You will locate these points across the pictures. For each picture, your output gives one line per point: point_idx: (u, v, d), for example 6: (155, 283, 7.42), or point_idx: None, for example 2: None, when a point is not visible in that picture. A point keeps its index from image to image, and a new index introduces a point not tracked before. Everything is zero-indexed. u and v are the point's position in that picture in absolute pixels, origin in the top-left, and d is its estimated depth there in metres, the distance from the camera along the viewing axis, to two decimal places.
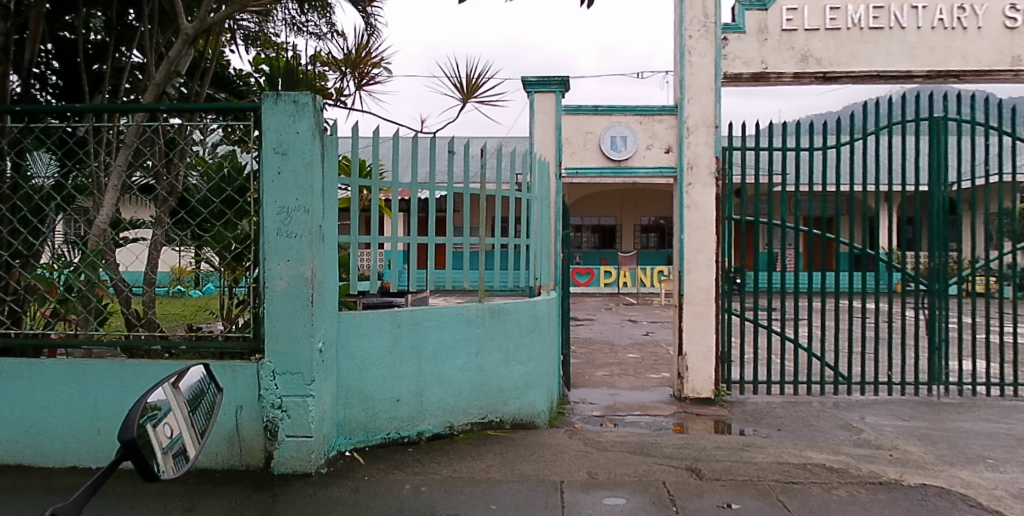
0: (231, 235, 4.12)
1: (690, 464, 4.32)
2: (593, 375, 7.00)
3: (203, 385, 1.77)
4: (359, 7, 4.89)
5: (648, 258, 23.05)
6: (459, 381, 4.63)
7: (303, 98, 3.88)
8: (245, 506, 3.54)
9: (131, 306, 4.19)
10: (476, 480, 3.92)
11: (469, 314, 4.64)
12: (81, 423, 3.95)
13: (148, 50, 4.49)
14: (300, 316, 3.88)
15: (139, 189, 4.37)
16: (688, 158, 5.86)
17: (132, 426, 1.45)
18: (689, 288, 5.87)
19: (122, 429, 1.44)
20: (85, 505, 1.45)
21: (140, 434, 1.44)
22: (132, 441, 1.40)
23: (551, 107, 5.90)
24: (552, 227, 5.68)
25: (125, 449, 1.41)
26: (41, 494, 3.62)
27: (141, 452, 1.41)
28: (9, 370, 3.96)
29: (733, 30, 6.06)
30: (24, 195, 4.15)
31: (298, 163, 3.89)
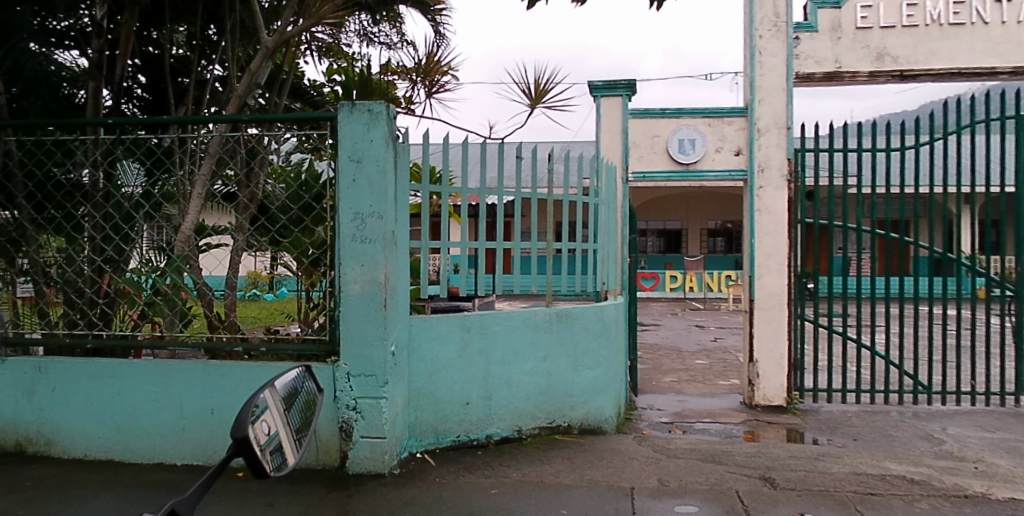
0: (308, 240, 4.25)
1: (763, 473, 4.23)
2: (660, 382, 6.93)
3: (296, 384, 1.83)
4: (429, 16, 4.97)
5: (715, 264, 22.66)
6: (528, 385, 4.65)
7: (377, 107, 3.98)
8: (321, 505, 3.63)
9: (214, 309, 4.32)
10: (546, 485, 3.94)
11: (537, 319, 4.66)
12: (168, 420, 4.12)
13: (229, 62, 4.68)
14: (374, 320, 3.97)
15: (222, 197, 4.53)
16: (759, 160, 5.76)
17: (242, 424, 1.50)
18: (760, 293, 5.75)
19: (232, 426, 1.48)
20: (200, 500, 1.50)
21: (251, 432, 1.48)
22: (244, 439, 1.43)
23: (618, 111, 5.90)
24: (620, 231, 5.66)
25: (236, 445, 1.46)
26: (131, 488, 3.80)
27: (252, 448, 1.45)
28: (103, 370, 4.17)
29: (805, 29, 5.93)
30: (114, 204, 4.35)
31: (371, 170, 3.99)
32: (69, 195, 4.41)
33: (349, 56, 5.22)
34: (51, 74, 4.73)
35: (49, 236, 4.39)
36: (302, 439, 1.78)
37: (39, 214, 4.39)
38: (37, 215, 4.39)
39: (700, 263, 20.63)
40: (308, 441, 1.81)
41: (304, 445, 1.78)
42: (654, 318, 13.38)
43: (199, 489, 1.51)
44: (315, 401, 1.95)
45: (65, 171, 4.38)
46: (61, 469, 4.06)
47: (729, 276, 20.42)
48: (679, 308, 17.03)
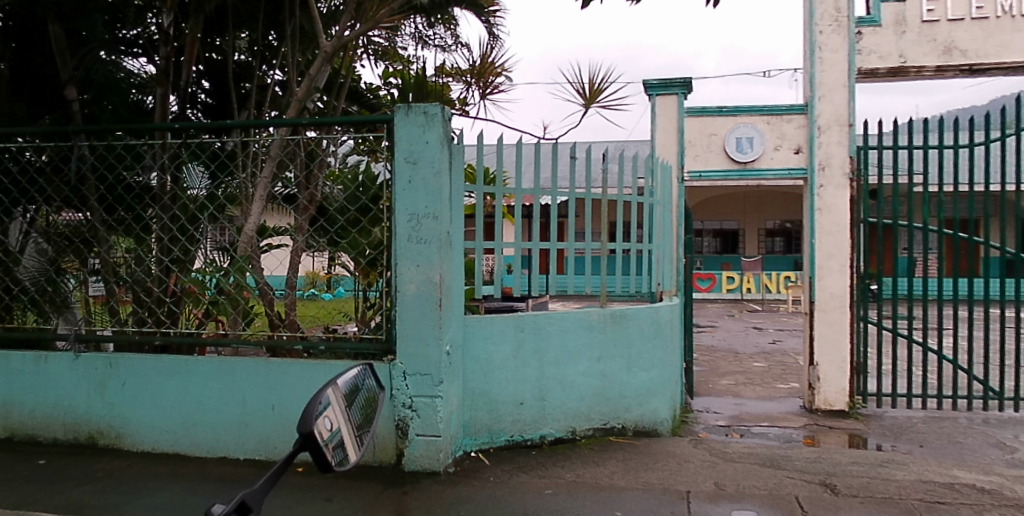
0: (366, 241, 4.28)
1: (824, 479, 4.13)
2: (717, 384, 6.81)
3: (358, 380, 1.87)
4: (483, 17, 5.01)
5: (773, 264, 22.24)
6: (581, 386, 4.63)
7: (432, 109, 4.01)
8: (378, 501, 3.69)
9: (275, 308, 4.42)
10: (599, 486, 3.92)
11: (590, 320, 4.63)
12: (232, 416, 4.22)
13: (289, 66, 4.78)
14: (429, 321, 4.01)
15: (282, 199, 4.71)
16: (820, 158, 5.62)
17: (308, 420, 1.55)
18: (821, 294, 5.61)
19: (299, 421, 1.54)
20: (269, 494, 1.59)
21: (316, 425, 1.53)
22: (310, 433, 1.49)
23: (672, 110, 5.84)
24: (677, 231, 5.63)
25: (302, 442, 1.51)
26: (196, 481, 3.93)
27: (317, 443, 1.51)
28: (171, 367, 4.26)
29: (868, 23, 5.76)
30: (182, 205, 4.46)
31: (427, 171, 4.03)
32: (137, 198, 4.52)
33: (405, 59, 5.28)
34: (120, 81, 4.95)
35: (119, 237, 4.53)
36: (364, 436, 1.82)
37: (110, 216, 4.55)
38: (108, 216, 4.55)
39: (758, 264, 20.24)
40: (369, 437, 1.85)
41: (365, 441, 1.82)
42: (710, 320, 13.16)
43: (269, 479, 1.60)
44: (377, 397, 1.99)
45: (134, 175, 4.47)
46: (129, 461, 4.19)
47: (788, 277, 19.97)
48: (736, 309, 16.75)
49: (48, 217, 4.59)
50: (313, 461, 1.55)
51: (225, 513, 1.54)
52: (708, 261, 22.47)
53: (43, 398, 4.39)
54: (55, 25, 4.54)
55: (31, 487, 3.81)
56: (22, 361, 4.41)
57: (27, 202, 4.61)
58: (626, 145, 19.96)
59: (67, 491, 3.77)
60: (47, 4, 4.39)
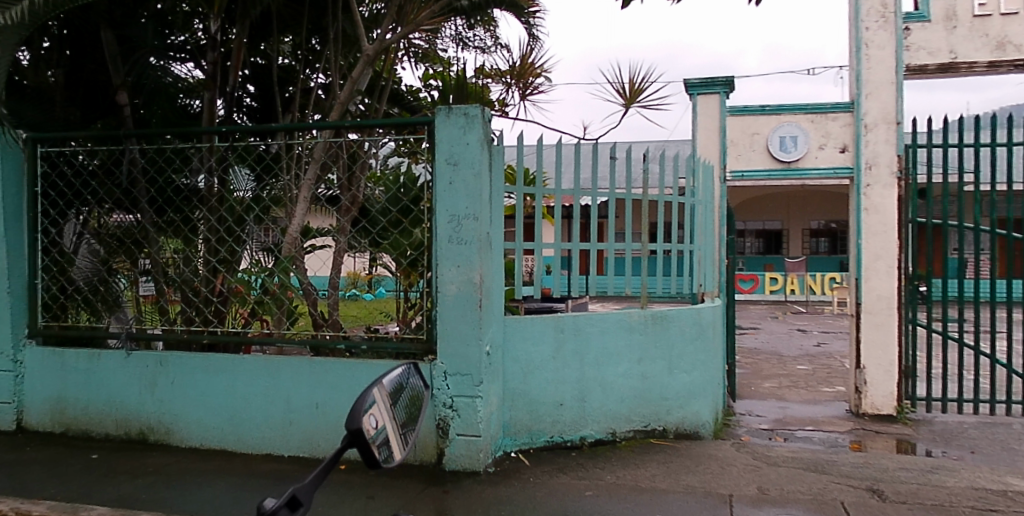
0: (407, 242, 4.32)
1: (871, 484, 4.03)
2: (759, 387, 6.72)
3: (402, 379, 1.78)
4: (522, 19, 5.03)
5: (817, 265, 21.86)
6: (622, 387, 4.61)
7: (473, 111, 4.01)
8: (419, 499, 3.72)
9: (318, 307, 4.41)
10: (640, 489, 3.89)
11: (631, 320, 4.61)
12: (276, 414, 4.28)
13: (332, 70, 4.86)
14: (469, 320, 4.02)
15: (325, 200, 4.69)
16: (866, 157, 5.50)
17: (355, 417, 1.47)
18: (868, 296, 5.49)
19: (347, 417, 1.46)
20: (319, 486, 1.57)
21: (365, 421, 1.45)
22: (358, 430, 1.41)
23: (714, 109, 5.75)
24: (719, 231, 5.59)
25: (349, 439, 1.44)
26: (241, 477, 4.00)
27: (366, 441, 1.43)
28: (216, 365, 4.35)
29: (916, 19, 5.62)
30: (228, 207, 4.57)
31: (467, 174, 4.04)
32: (186, 200, 4.62)
33: (445, 60, 5.33)
34: (168, 86, 5.08)
35: (167, 238, 4.66)
36: (409, 435, 1.73)
37: (160, 217, 4.68)
38: (158, 217, 4.68)
39: (801, 265, 19.88)
40: (414, 436, 1.76)
41: (410, 440, 1.72)
42: (753, 321, 12.99)
43: (320, 473, 1.58)
44: (421, 396, 1.90)
45: (183, 177, 4.57)
46: (178, 456, 4.29)
47: (833, 279, 19.57)
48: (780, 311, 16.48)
49: (101, 219, 4.75)
50: (362, 458, 1.47)
51: (278, 507, 1.54)
52: (750, 262, 22.17)
53: (95, 394, 4.52)
54: (107, 32, 4.66)
55: (86, 480, 3.93)
56: (76, 359, 4.54)
57: (80, 205, 4.74)
58: (665, 146, 19.81)
59: (120, 485, 3.88)
60: (100, 12, 4.55)
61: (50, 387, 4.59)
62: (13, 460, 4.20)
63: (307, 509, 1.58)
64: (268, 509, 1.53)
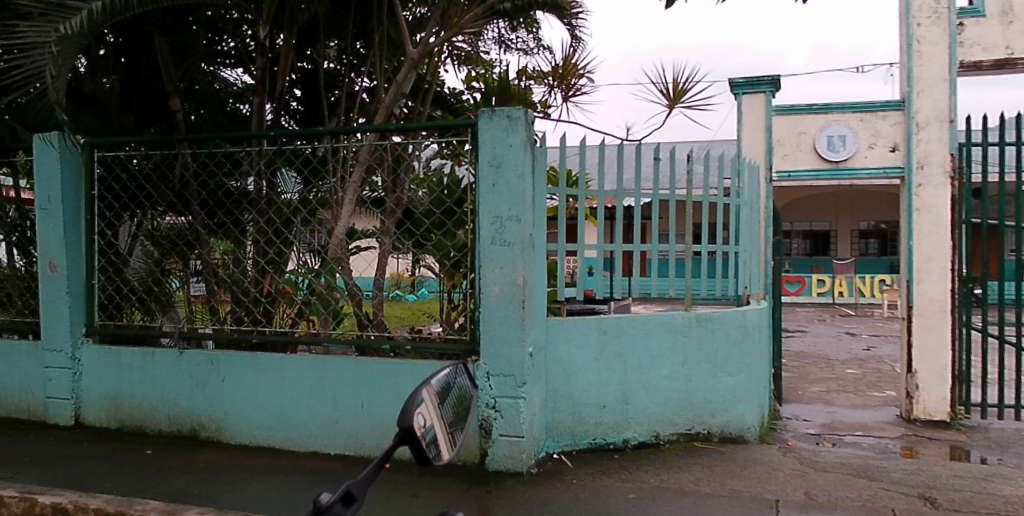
0: (450, 243, 4.33)
1: (923, 492, 3.93)
2: (807, 391, 6.60)
3: (451, 378, 1.78)
4: (565, 20, 5.03)
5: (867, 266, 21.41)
6: (665, 390, 4.58)
7: (516, 112, 4.02)
8: (463, 499, 3.74)
9: (363, 308, 4.56)
10: (685, 492, 3.86)
11: (675, 322, 4.58)
12: (322, 413, 4.35)
13: (378, 75, 4.93)
14: (513, 321, 4.02)
15: (371, 202, 4.69)
16: (918, 156, 5.37)
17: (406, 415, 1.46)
18: (919, 299, 5.36)
19: (399, 414, 1.47)
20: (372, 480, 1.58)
21: (415, 420, 1.46)
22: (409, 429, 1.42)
23: (760, 109, 5.70)
24: (764, 232, 5.52)
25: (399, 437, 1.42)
26: (289, 474, 4.08)
27: (417, 438, 1.44)
28: (264, 365, 4.44)
29: (970, 14, 5.47)
30: (276, 210, 4.67)
31: (511, 175, 4.04)
32: (236, 202, 4.72)
33: (488, 62, 5.35)
34: (218, 91, 5.17)
35: (218, 239, 4.76)
36: (459, 435, 1.71)
37: (211, 219, 4.80)
38: (209, 220, 4.80)
39: (850, 267, 19.47)
40: (463, 436, 1.75)
41: (459, 440, 1.72)
42: (805, 323, 12.80)
43: (374, 469, 1.60)
44: (470, 397, 1.89)
45: (233, 180, 4.68)
46: (228, 453, 4.39)
47: (883, 281, 19.12)
48: (830, 313, 16.13)
49: (154, 222, 4.87)
50: (413, 456, 1.48)
51: (333, 502, 1.56)
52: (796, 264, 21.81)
53: (149, 391, 4.66)
54: (160, 39, 4.79)
55: (140, 475, 4.05)
56: (130, 357, 4.67)
57: (135, 208, 4.88)
58: (709, 146, 19.58)
59: (172, 480, 3.99)
60: (154, 20, 4.63)
61: (106, 384, 4.74)
62: (72, 455, 4.35)
63: (361, 505, 1.59)
64: (323, 504, 1.56)
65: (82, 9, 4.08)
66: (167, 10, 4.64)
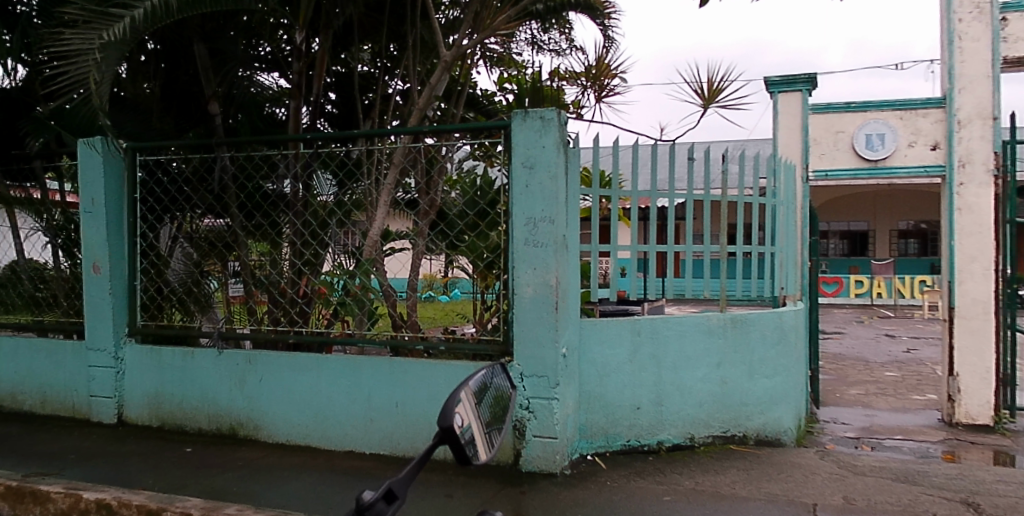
0: (484, 245, 4.35)
1: (967, 497, 3.85)
2: (845, 393, 6.51)
3: (488, 378, 1.75)
4: (598, 20, 5.04)
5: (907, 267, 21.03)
6: (700, 392, 4.55)
7: (549, 114, 4.01)
8: (497, 499, 3.76)
9: (397, 309, 4.60)
10: (720, 495, 3.83)
11: (710, 324, 4.54)
12: (358, 412, 4.39)
13: (412, 78, 4.99)
14: (546, 323, 4.02)
15: (405, 204, 4.82)
16: (959, 154, 5.26)
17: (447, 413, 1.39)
18: (961, 300, 5.26)
19: (438, 414, 1.45)
20: (410, 480, 1.55)
21: (455, 420, 1.43)
22: (449, 429, 1.39)
23: (797, 107, 5.63)
24: (800, 233, 5.46)
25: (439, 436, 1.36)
26: (325, 473, 4.13)
27: (457, 439, 1.41)
28: (301, 364, 4.50)
29: (1013, 8, 5.34)
30: (312, 211, 4.72)
31: (544, 176, 4.04)
32: (273, 204, 4.79)
33: (520, 64, 5.37)
34: (255, 95, 5.36)
35: (256, 242, 4.84)
36: (495, 437, 1.65)
37: (248, 221, 4.88)
38: (247, 222, 4.89)
39: (890, 267, 19.12)
40: (501, 438, 1.71)
41: (498, 442, 1.68)
42: (844, 325, 12.59)
43: (413, 469, 1.56)
44: (506, 397, 1.86)
45: (269, 183, 4.75)
46: (266, 451, 4.46)
47: (924, 281, 18.73)
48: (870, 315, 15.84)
49: (193, 224, 4.99)
50: (453, 457, 1.43)
51: (375, 500, 1.57)
52: (832, 264, 21.49)
53: (190, 390, 4.75)
54: (199, 45, 4.88)
55: (180, 473, 4.14)
56: (172, 357, 4.77)
57: (175, 210, 4.99)
58: (742, 144, 19.37)
59: (212, 477, 4.07)
60: (192, 26, 4.74)
61: (148, 382, 4.85)
62: (114, 452, 4.45)
63: (402, 503, 1.59)
64: (365, 502, 1.57)
65: (125, 17, 4.18)
66: (206, 15, 4.73)
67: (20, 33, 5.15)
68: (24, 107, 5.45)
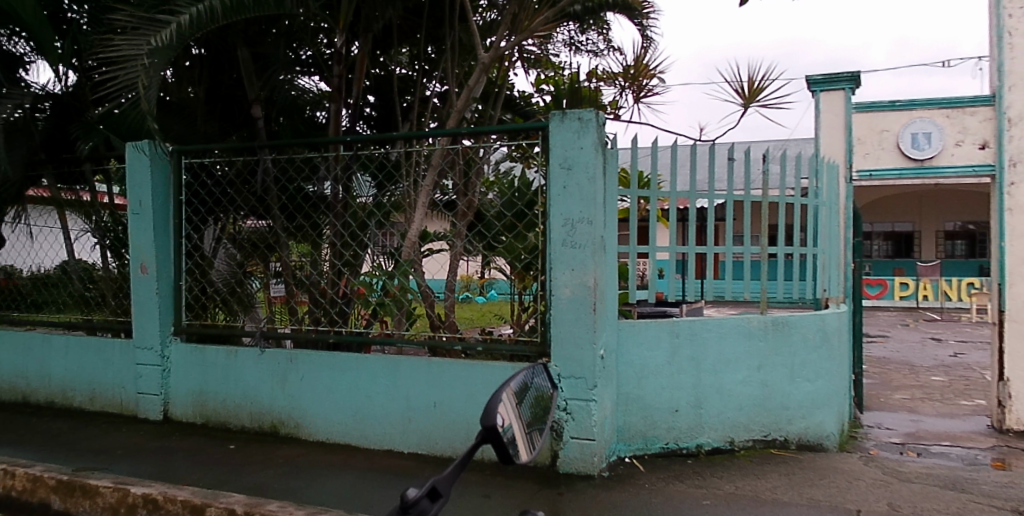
0: (521, 246, 4.33)
1: (1018, 506, 3.75)
2: (890, 398, 6.37)
3: (527, 379, 1.84)
4: (635, 20, 5.04)
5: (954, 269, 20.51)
6: (740, 395, 4.50)
7: (587, 114, 4.00)
8: (535, 500, 3.76)
9: (436, 309, 4.62)
10: (761, 500, 3.78)
11: (751, 326, 4.50)
12: (397, 412, 4.43)
13: (450, 79, 5.07)
14: (583, 323, 4.01)
15: (443, 205, 4.89)
16: (1009, 154, 5.12)
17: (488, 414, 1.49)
18: (1011, 304, 5.13)
19: (481, 414, 1.53)
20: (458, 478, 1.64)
21: (498, 418, 1.53)
22: (493, 427, 1.48)
23: (839, 106, 5.54)
24: (842, 233, 5.39)
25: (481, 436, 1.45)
26: (364, 472, 4.17)
27: (500, 437, 1.49)
28: (342, 363, 4.56)
29: None
30: (352, 213, 4.78)
31: (582, 178, 4.02)
32: (314, 206, 4.92)
33: (558, 65, 5.40)
34: (296, 98, 5.47)
35: (297, 243, 4.94)
36: (534, 435, 1.74)
37: (290, 223, 4.99)
38: (289, 223, 5.00)
39: (936, 270, 18.67)
40: (539, 437, 1.80)
41: (537, 441, 1.76)
42: (891, 329, 12.32)
43: (457, 468, 1.64)
44: (545, 395, 1.96)
45: (311, 185, 4.86)
46: (307, 449, 4.53)
47: (973, 284, 18.25)
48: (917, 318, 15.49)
49: (237, 225, 5.10)
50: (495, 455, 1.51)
51: (419, 498, 1.58)
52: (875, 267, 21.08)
53: (233, 389, 4.84)
54: (243, 50, 4.99)
55: (224, 469, 4.22)
56: (216, 355, 4.88)
57: (220, 212, 5.11)
58: (782, 143, 19.07)
59: (254, 474, 4.15)
60: (237, 32, 4.85)
61: (192, 380, 4.96)
62: (161, 448, 4.57)
63: (446, 500, 1.63)
64: (411, 500, 1.57)
65: (171, 22, 4.28)
66: (249, 20, 4.84)
67: (71, 40, 5.35)
68: (76, 112, 5.61)
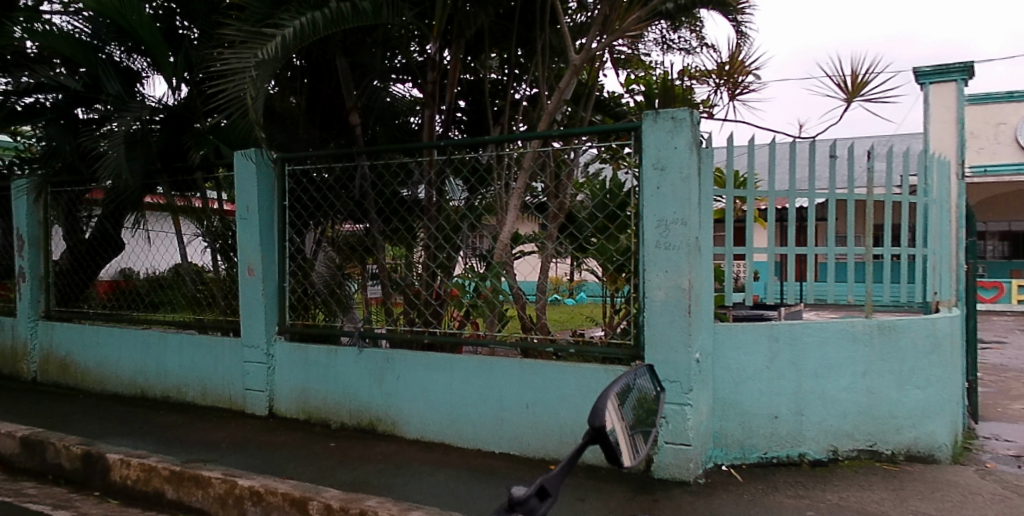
0: (613, 247, 4.28)
1: None
2: (1010, 408, 5.92)
3: (630, 380, 1.79)
4: (730, 16, 4.92)
5: None
6: (844, 403, 4.30)
7: (681, 113, 3.89)
8: (629, 505, 3.68)
9: (527, 310, 4.59)
10: (867, 512, 3.61)
11: (855, 330, 4.31)
12: (489, 413, 4.49)
13: (541, 82, 5.14)
14: (678, 326, 3.89)
15: (534, 208, 4.84)
16: None
17: (599, 413, 1.47)
18: None
19: (590, 413, 1.47)
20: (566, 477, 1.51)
21: (606, 419, 1.48)
22: (601, 427, 1.43)
23: (951, 99, 5.45)
24: (953, 233, 5.11)
25: (594, 434, 1.45)
26: (457, 471, 4.21)
27: (607, 437, 1.44)
28: (436, 362, 4.66)
29: None
30: (445, 215, 4.86)
31: (676, 178, 3.93)
32: (409, 210, 5.02)
33: (650, 64, 5.35)
34: (390, 106, 5.72)
35: (393, 245, 5.10)
36: (640, 438, 1.71)
37: (387, 226, 5.14)
38: (385, 226, 5.15)
39: None
40: (643, 439, 1.74)
41: (641, 444, 1.70)
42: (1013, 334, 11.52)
43: (567, 466, 1.51)
44: (650, 398, 1.90)
45: (404, 189, 4.98)
46: (402, 447, 4.64)
47: None
48: None
49: (335, 228, 5.28)
50: (606, 455, 1.46)
51: (528, 496, 1.47)
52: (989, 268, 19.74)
53: (334, 387, 5.03)
54: (342, 59, 5.19)
55: (322, 465, 4.36)
56: (318, 355, 5.08)
57: (320, 217, 5.30)
58: (884, 139, 18.16)
59: (353, 469, 4.28)
60: (335, 42, 5.04)
61: (296, 377, 5.18)
62: (268, 442, 4.81)
63: (555, 500, 1.51)
64: (518, 498, 1.46)
65: (277, 36, 4.45)
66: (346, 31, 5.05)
67: (184, 55, 5.67)
68: (187, 123, 5.93)
